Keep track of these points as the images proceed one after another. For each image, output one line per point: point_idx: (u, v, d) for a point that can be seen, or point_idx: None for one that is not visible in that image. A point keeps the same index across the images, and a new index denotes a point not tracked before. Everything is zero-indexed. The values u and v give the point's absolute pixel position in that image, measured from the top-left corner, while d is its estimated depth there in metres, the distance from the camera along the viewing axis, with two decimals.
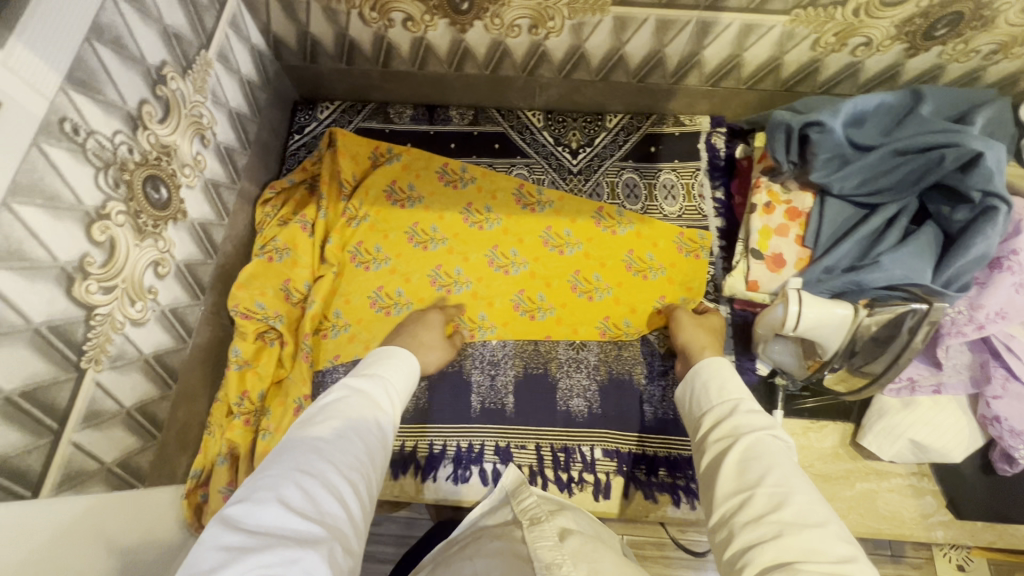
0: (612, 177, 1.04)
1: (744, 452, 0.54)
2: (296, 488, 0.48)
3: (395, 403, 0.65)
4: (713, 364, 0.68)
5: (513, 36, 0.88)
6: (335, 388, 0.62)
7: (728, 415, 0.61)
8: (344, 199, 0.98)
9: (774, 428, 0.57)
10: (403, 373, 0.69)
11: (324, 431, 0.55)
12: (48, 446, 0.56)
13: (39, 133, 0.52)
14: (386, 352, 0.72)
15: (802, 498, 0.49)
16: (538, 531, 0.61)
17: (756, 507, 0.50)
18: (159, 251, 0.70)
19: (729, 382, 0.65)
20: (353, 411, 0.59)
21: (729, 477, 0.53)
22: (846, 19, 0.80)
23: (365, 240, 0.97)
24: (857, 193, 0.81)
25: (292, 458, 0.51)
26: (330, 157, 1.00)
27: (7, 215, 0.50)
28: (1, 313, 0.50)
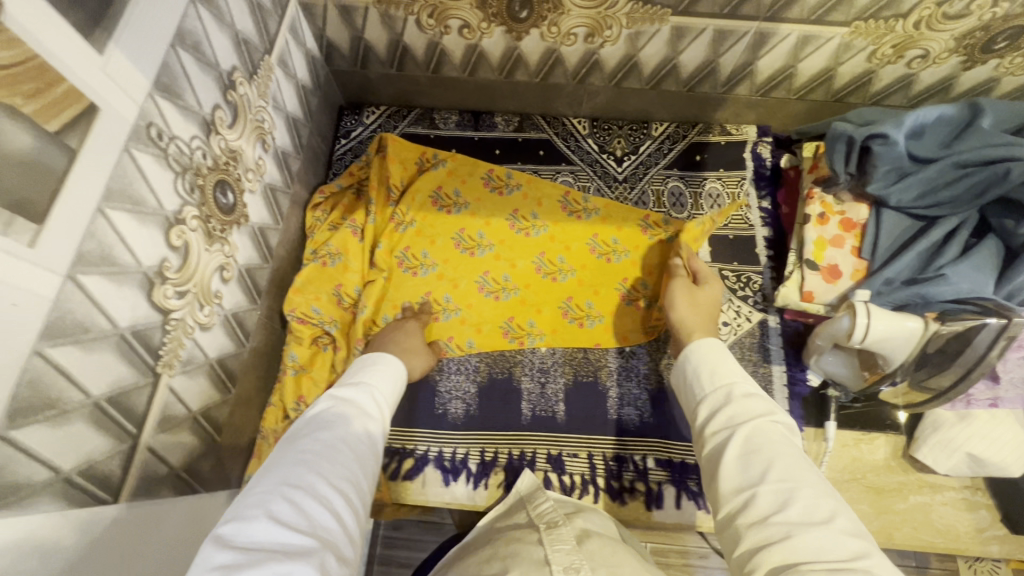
0: (658, 185, 1.04)
1: (745, 445, 0.53)
2: (285, 501, 0.48)
3: (380, 411, 0.66)
4: (707, 348, 0.66)
5: (568, 45, 0.89)
6: (321, 399, 0.62)
7: (721, 406, 0.59)
8: (392, 204, 0.98)
9: (773, 415, 0.55)
10: (385, 383, 0.70)
11: (312, 443, 0.55)
12: (127, 451, 0.56)
13: (130, 139, 0.52)
14: (367, 361, 0.73)
15: (809, 493, 0.47)
16: (554, 535, 0.61)
17: (761, 506, 0.48)
18: (224, 256, 0.70)
19: (719, 367, 0.63)
20: (338, 421, 0.59)
21: (731, 476, 0.52)
22: (905, 31, 0.81)
23: (412, 245, 0.96)
24: (916, 205, 0.81)
25: (280, 472, 0.51)
26: (378, 162, 1.00)
27: (102, 220, 0.50)
28: (94, 317, 0.50)
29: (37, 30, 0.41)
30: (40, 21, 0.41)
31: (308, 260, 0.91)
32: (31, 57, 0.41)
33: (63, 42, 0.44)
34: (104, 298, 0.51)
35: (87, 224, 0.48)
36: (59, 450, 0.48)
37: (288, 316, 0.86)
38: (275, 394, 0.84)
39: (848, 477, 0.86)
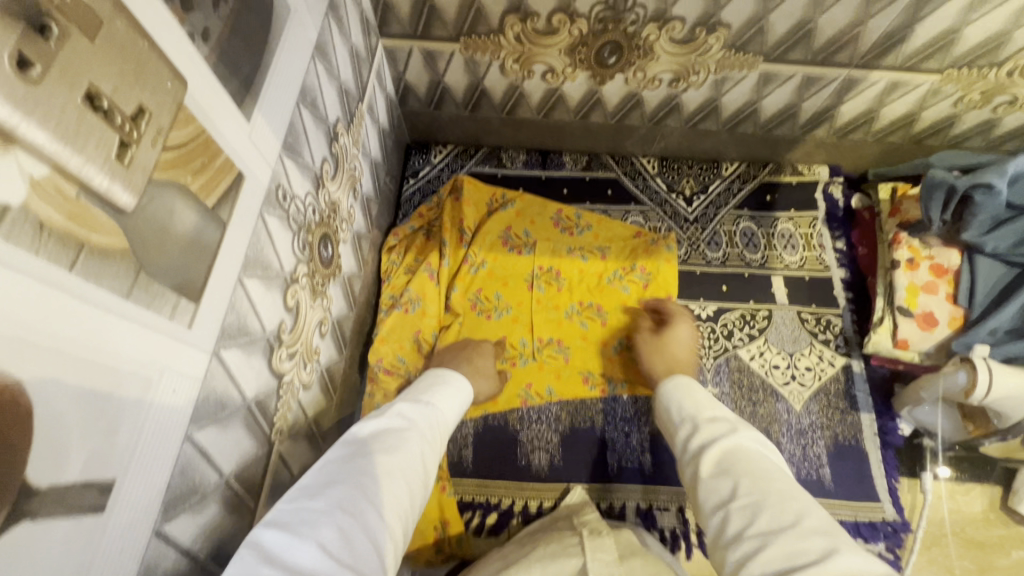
0: (730, 226, 1.03)
1: (721, 462, 0.52)
2: (335, 528, 0.43)
3: (439, 437, 0.61)
4: (678, 385, 0.67)
5: (651, 89, 0.88)
6: (387, 415, 0.58)
7: (685, 440, 0.59)
8: (464, 244, 0.95)
9: (739, 431, 0.55)
10: (447, 409, 0.65)
11: (371, 464, 0.50)
12: (246, 527, 0.53)
13: (263, 203, 0.51)
14: (430, 383, 0.69)
15: (773, 502, 0.45)
16: (596, 541, 0.59)
17: (734, 523, 0.46)
18: (323, 311, 0.68)
19: (687, 398, 0.64)
20: (398, 441, 0.54)
21: (705, 494, 0.51)
22: (997, 79, 0.80)
23: (485, 287, 0.93)
24: (1013, 253, 0.79)
25: (336, 491, 0.47)
26: (449, 203, 0.99)
27: (240, 290, 0.48)
28: (230, 393, 0.47)
29: (206, 104, 0.40)
30: (209, 95, 0.40)
31: (389, 307, 0.90)
32: (201, 133, 0.39)
33: (223, 113, 0.42)
34: (238, 370, 0.48)
35: (229, 296, 0.46)
36: (197, 537, 0.45)
37: (374, 367, 0.86)
38: None
39: (947, 530, 0.83)
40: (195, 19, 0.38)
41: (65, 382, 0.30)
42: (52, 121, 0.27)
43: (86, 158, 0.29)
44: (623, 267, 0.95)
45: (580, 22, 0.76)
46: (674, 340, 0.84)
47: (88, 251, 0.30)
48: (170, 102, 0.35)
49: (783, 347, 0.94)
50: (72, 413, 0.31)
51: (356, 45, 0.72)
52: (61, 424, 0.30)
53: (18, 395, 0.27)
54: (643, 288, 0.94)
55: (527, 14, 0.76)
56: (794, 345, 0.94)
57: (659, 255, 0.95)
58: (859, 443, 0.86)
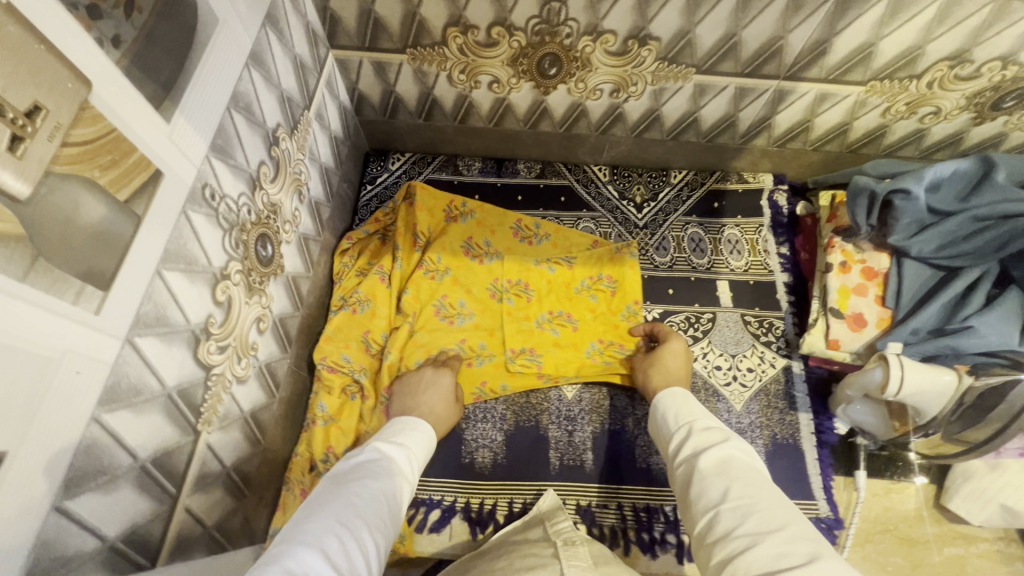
0: (678, 232, 1.06)
1: (715, 466, 0.58)
2: (335, 539, 0.48)
3: (416, 473, 0.67)
4: (673, 394, 0.73)
5: (593, 99, 0.92)
6: (367, 450, 0.64)
7: (678, 444, 0.65)
8: (416, 248, 0.98)
9: (729, 439, 0.61)
10: (423, 444, 0.71)
11: (361, 488, 0.56)
12: (167, 512, 0.55)
13: (187, 200, 0.53)
14: (405, 421, 0.76)
15: (764, 506, 0.51)
16: (571, 552, 0.63)
17: (724, 522, 0.51)
18: (262, 308, 0.71)
19: (683, 408, 0.70)
20: (381, 472, 0.61)
21: (697, 497, 0.56)
22: (919, 90, 0.84)
23: (448, 294, 0.95)
24: (937, 256, 0.82)
25: (331, 511, 0.52)
26: (404, 209, 1.01)
27: (159, 282, 0.50)
28: (147, 380, 0.50)
29: (116, 105, 0.43)
30: (119, 96, 0.43)
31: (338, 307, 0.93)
32: (109, 132, 0.42)
33: (136, 115, 0.45)
34: (156, 359, 0.51)
35: (146, 286, 0.48)
36: (106, 518, 0.47)
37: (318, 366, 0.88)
38: (302, 444, 0.84)
39: (881, 527, 0.85)
40: (103, 26, 0.41)
41: None
42: None
43: None
44: (591, 276, 1.00)
45: (519, 35, 0.80)
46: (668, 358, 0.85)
47: None
48: (71, 102, 0.38)
49: (724, 349, 0.96)
50: None
51: (300, 55, 0.76)
52: None
53: None
54: (610, 296, 0.99)
55: (466, 27, 0.80)
56: (736, 346, 0.96)
57: (624, 264, 1.01)
58: (797, 441, 0.88)
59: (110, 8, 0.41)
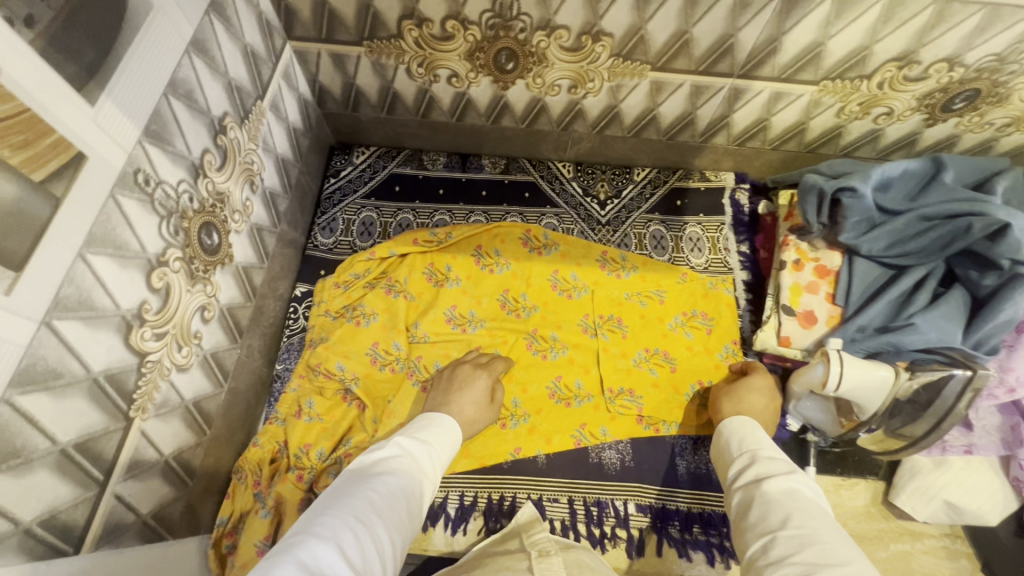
0: (640, 229, 1.07)
1: (780, 492, 0.58)
2: (352, 536, 0.48)
3: (436, 474, 0.67)
4: (737, 422, 0.74)
5: (552, 94, 0.92)
6: (391, 445, 0.64)
7: (742, 468, 0.65)
8: (482, 269, 1.00)
9: (797, 472, 0.60)
10: (445, 442, 0.71)
11: (379, 484, 0.57)
12: (93, 498, 0.55)
13: (116, 185, 0.53)
14: (429, 417, 0.76)
15: (826, 540, 0.49)
16: (544, 564, 0.64)
17: (779, 548, 0.50)
18: (206, 297, 0.71)
19: (747, 435, 0.70)
20: (403, 469, 0.61)
21: (753, 522, 0.56)
22: (870, 91, 0.85)
23: (540, 327, 0.96)
24: (886, 254, 0.83)
25: (349, 507, 0.52)
26: (487, 236, 1.03)
27: (83, 266, 0.50)
28: (68, 362, 0.49)
29: (30, 85, 0.43)
30: (34, 75, 0.43)
31: (342, 317, 0.92)
32: (23, 111, 0.42)
33: (54, 96, 0.45)
34: (80, 343, 0.51)
35: (67, 268, 0.48)
36: (21, 501, 0.46)
37: (315, 372, 0.88)
38: (264, 436, 0.84)
39: None
40: (14, 6, 0.41)
41: None
42: None
43: None
44: (684, 312, 0.98)
45: (473, 29, 0.81)
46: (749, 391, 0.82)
47: None
48: None
49: None
50: None
51: (251, 45, 0.76)
52: None
53: None
54: (706, 333, 0.96)
55: (421, 20, 0.80)
56: None
57: (720, 301, 0.98)
58: None
59: None
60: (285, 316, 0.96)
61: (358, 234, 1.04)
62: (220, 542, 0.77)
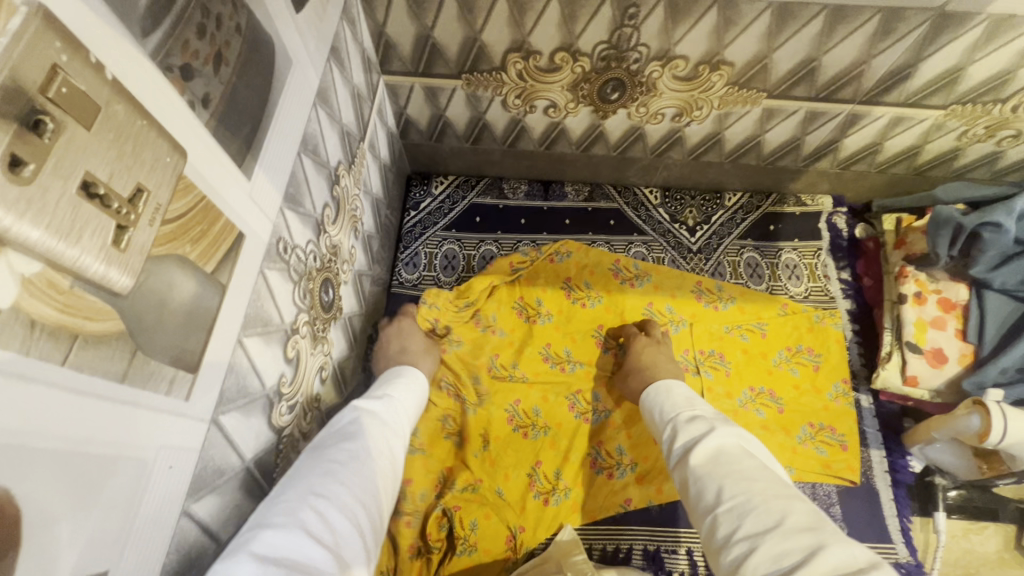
0: (734, 256, 1.02)
1: (707, 461, 0.57)
2: (313, 512, 0.45)
3: (404, 424, 0.65)
4: (659, 391, 0.74)
5: (653, 123, 0.88)
6: (346, 409, 0.60)
7: (671, 442, 0.65)
8: (573, 302, 0.96)
9: (713, 430, 0.61)
10: (408, 396, 0.69)
11: (338, 453, 0.52)
12: None
13: (264, 259, 0.49)
14: (393, 373, 0.72)
15: (757, 502, 0.50)
16: None
17: (724, 527, 0.50)
18: (324, 356, 0.67)
19: (668, 404, 0.70)
20: (364, 428, 0.57)
21: (697, 506, 0.55)
22: (1000, 114, 0.80)
23: None
24: (1021, 288, 0.78)
25: (305, 482, 0.48)
26: (577, 268, 0.98)
27: (240, 351, 0.46)
28: (228, 458, 0.46)
29: (205, 169, 0.39)
30: (209, 158, 0.39)
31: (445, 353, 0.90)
32: (200, 201, 0.38)
33: (222, 176, 0.41)
34: (236, 434, 0.47)
35: (229, 357, 0.45)
36: None
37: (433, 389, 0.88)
38: None
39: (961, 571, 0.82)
40: (194, 87, 0.37)
41: (55, 480, 0.28)
42: (45, 220, 0.26)
43: (82, 250, 0.28)
44: (788, 347, 0.93)
45: (583, 60, 0.76)
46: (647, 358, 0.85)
47: (81, 341, 0.29)
48: (168, 177, 0.34)
49: None
50: (61, 508, 0.29)
51: (357, 85, 0.72)
52: (48, 527, 0.28)
53: (4, 505, 0.26)
54: (813, 370, 0.92)
55: (529, 52, 0.75)
56: None
57: (827, 335, 0.94)
58: (870, 481, 0.85)
59: (201, 66, 0.37)
60: None
61: (442, 268, 1.00)
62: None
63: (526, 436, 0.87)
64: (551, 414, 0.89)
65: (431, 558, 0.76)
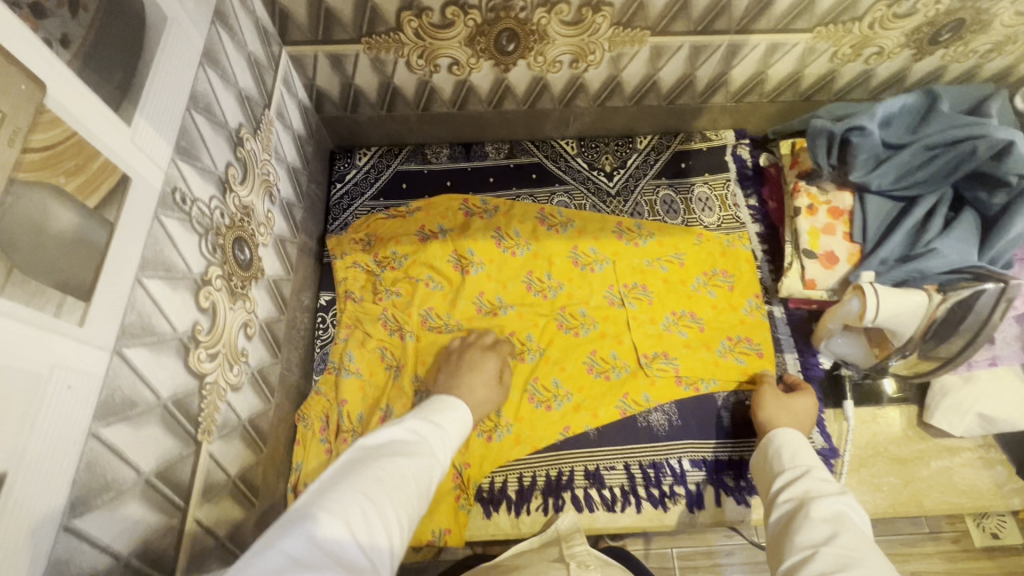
0: (650, 196, 1.08)
1: (829, 515, 0.60)
2: (358, 510, 0.44)
3: (447, 456, 0.61)
4: (789, 435, 0.77)
5: (554, 72, 0.92)
6: (401, 430, 0.59)
7: (794, 483, 0.68)
8: (504, 251, 1.01)
9: (844, 495, 0.63)
10: (455, 429, 0.66)
11: (390, 464, 0.51)
12: (178, 525, 0.54)
13: (158, 205, 0.52)
14: (442, 404, 0.70)
15: (869, 563, 0.52)
16: None
17: (822, 560, 0.54)
18: (247, 313, 0.69)
19: (801, 452, 0.72)
20: (413, 451, 0.55)
21: (802, 538, 0.58)
22: (862, 32, 0.88)
23: (568, 306, 0.98)
24: (895, 188, 0.87)
25: (357, 481, 0.47)
26: (505, 219, 1.04)
27: (140, 290, 0.49)
28: (139, 391, 0.48)
29: (72, 106, 0.41)
30: (75, 97, 0.41)
31: (385, 301, 0.95)
32: (70, 135, 0.41)
33: (93, 116, 0.43)
34: (147, 370, 0.49)
35: (127, 295, 0.47)
36: (115, 533, 0.45)
37: (380, 337, 0.91)
38: (296, 448, 0.83)
39: (872, 451, 0.90)
40: (49, 27, 0.39)
41: None
42: None
43: None
44: (705, 272, 1.00)
45: (473, 13, 0.80)
46: (797, 407, 0.83)
47: None
48: (28, 106, 0.37)
49: None
50: None
51: (253, 52, 0.74)
52: None
53: None
54: (728, 290, 0.98)
55: (420, 9, 0.79)
56: None
57: (737, 257, 1.01)
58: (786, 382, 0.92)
59: (54, 8, 0.40)
60: (314, 326, 0.95)
61: None
62: None
63: None
64: None
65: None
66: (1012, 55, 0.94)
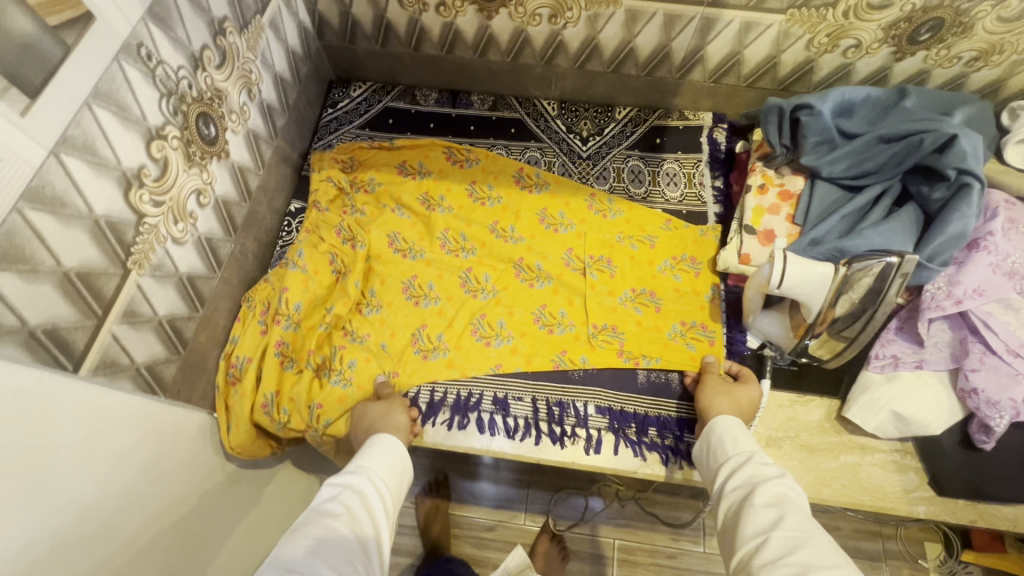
0: (619, 164, 1.10)
1: (771, 498, 0.61)
2: None
3: (385, 495, 0.66)
4: (728, 422, 0.77)
5: (534, 25, 0.98)
6: (330, 487, 0.63)
7: (736, 472, 0.69)
8: (474, 201, 1.06)
9: (783, 476, 0.63)
10: (387, 465, 0.71)
11: (315, 527, 0.56)
12: (92, 329, 0.62)
13: (121, 52, 0.60)
14: (371, 442, 0.74)
15: (818, 543, 0.54)
16: None
17: (773, 549, 0.55)
18: (203, 182, 0.78)
19: (740, 437, 0.74)
20: (342, 505, 0.60)
21: (749, 526, 0.59)
22: (836, 20, 0.89)
23: (527, 257, 1.01)
24: (845, 176, 0.87)
25: (284, 556, 0.52)
26: (483, 173, 1.08)
27: (88, 113, 0.57)
28: (71, 196, 0.57)
29: None
30: None
31: (348, 215, 1.03)
32: None
33: None
34: (83, 182, 0.58)
35: (75, 112, 0.56)
36: (25, 301, 0.54)
37: (334, 245, 1.00)
38: (236, 323, 0.93)
39: (782, 435, 0.90)
40: None
41: None
42: None
43: None
44: (674, 257, 1.01)
45: None
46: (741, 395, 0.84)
47: None
48: None
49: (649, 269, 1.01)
50: None
51: None
52: None
53: None
54: (694, 275, 0.99)
55: None
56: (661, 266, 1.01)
57: (690, 232, 1.03)
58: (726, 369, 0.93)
59: None
60: (280, 228, 1.05)
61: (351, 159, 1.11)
62: (227, 387, 0.89)
63: (417, 304, 0.97)
64: (443, 288, 0.98)
65: (303, 373, 0.90)
66: (1000, 66, 0.92)
